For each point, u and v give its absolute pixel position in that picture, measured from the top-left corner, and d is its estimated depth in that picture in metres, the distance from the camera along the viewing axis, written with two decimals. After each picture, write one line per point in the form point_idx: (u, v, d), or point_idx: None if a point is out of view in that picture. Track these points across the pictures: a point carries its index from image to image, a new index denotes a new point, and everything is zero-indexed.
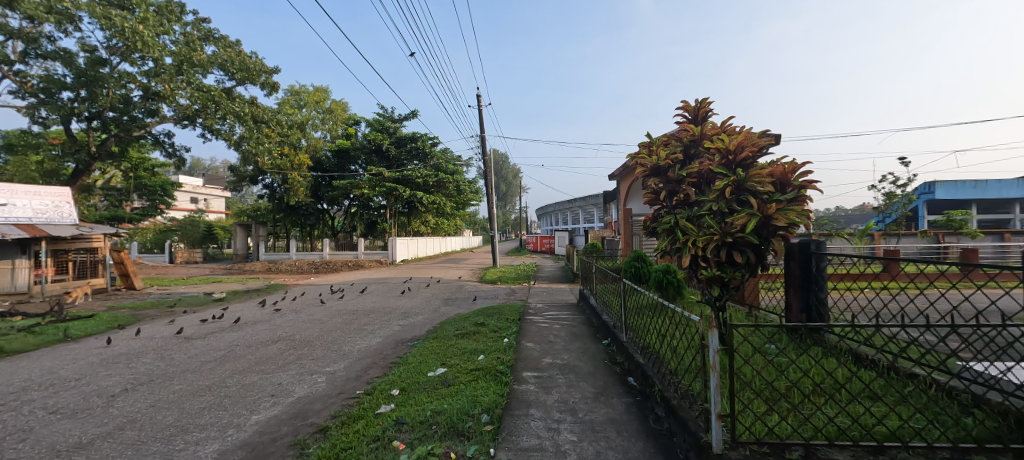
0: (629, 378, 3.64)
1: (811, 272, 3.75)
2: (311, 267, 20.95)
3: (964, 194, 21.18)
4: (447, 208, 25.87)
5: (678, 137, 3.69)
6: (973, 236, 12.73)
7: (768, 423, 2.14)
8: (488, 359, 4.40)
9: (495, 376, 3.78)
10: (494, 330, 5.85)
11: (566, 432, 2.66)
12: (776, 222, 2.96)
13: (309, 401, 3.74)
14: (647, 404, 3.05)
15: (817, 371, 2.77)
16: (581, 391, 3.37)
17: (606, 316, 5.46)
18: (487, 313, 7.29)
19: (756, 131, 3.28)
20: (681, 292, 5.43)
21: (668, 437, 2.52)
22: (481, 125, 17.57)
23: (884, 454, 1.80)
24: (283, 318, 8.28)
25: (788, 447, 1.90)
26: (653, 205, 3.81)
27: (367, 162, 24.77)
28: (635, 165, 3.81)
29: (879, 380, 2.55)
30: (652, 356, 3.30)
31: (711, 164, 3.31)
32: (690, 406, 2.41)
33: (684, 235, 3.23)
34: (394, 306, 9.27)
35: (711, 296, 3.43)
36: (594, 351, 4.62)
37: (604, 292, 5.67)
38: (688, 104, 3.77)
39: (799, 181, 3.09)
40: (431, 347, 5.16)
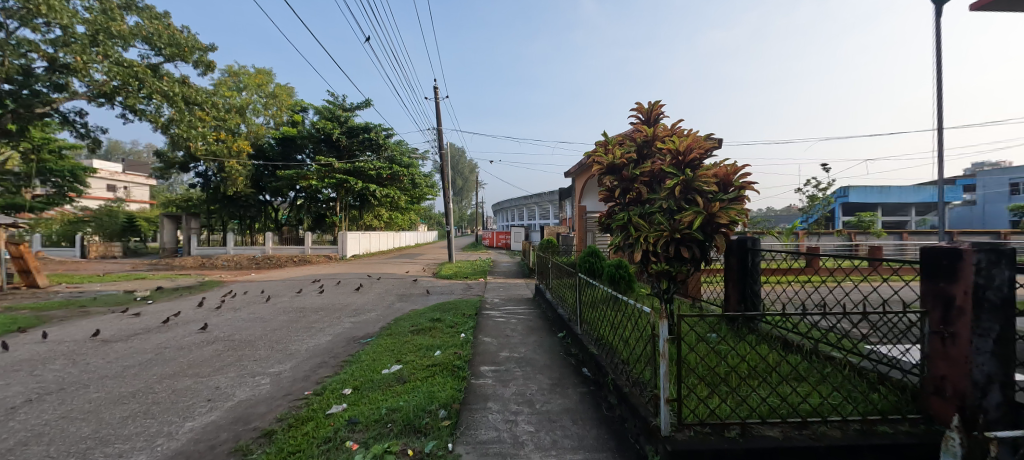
0: (583, 369, 3.76)
1: (747, 266, 4.06)
2: (251, 262, 19.57)
3: (872, 198, 24.01)
4: (401, 202, 25.22)
5: (632, 137, 3.80)
6: (878, 236, 14.39)
7: (710, 405, 2.31)
8: (445, 354, 4.35)
9: (452, 371, 3.76)
10: (450, 326, 5.79)
11: (523, 423, 2.71)
12: (719, 220, 3.18)
13: (251, 405, 3.50)
14: (600, 393, 3.17)
15: (752, 357, 2.99)
16: (537, 383, 3.43)
17: (561, 309, 5.58)
18: (442, 309, 7.19)
19: (703, 134, 3.48)
20: (632, 286, 5.67)
21: (620, 423, 2.65)
22: (439, 118, 17.25)
23: (807, 428, 2.02)
24: (220, 317, 7.66)
25: (727, 426, 2.06)
26: (607, 202, 3.91)
27: (315, 151, 23.34)
28: (592, 163, 3.90)
29: (803, 363, 2.83)
30: (605, 347, 3.41)
31: (662, 164, 3.47)
32: (641, 393, 2.51)
33: (636, 231, 3.39)
34: (346, 303, 8.88)
35: (660, 289, 3.59)
36: (550, 344, 4.72)
37: (559, 286, 5.78)
38: (642, 105, 3.90)
39: (739, 182, 3.33)
40: (386, 344, 5.01)
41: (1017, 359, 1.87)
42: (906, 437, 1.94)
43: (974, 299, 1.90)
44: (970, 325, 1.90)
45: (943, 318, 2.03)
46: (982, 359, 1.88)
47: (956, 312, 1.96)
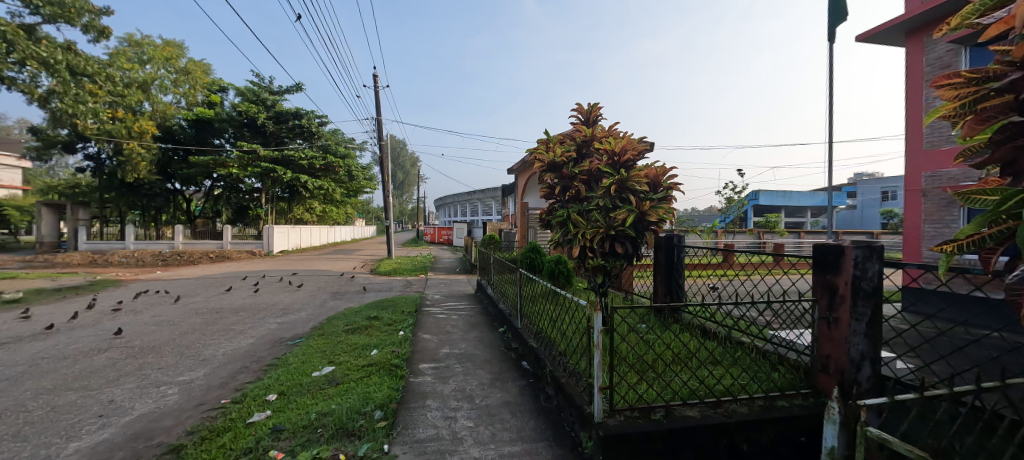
0: (523, 362, 3.83)
1: (673, 261, 4.33)
2: (156, 259, 17.30)
3: (778, 201, 27.13)
4: (336, 195, 23.78)
5: (572, 137, 3.90)
6: (780, 234, 16.32)
7: (638, 390, 2.46)
8: (382, 353, 4.19)
9: (389, 371, 3.63)
10: (388, 324, 5.59)
11: (462, 419, 2.69)
12: (649, 218, 3.40)
13: (155, 418, 3.11)
14: (538, 385, 3.25)
15: (676, 345, 3.22)
16: (478, 378, 3.44)
17: (502, 304, 5.63)
18: (380, 307, 6.90)
19: (637, 136, 3.68)
20: (570, 281, 5.84)
21: (556, 412, 2.74)
22: (379, 108, 16.46)
23: (720, 406, 2.23)
24: (116, 321, 6.68)
25: (652, 409, 2.21)
26: (548, 199, 3.98)
27: (237, 136, 21.16)
28: (534, 161, 3.97)
29: (719, 348, 3.11)
30: (544, 340, 3.48)
31: (599, 163, 3.62)
32: (577, 382, 2.60)
33: (574, 228, 3.53)
34: (272, 302, 8.18)
35: (596, 283, 3.73)
36: (490, 339, 4.74)
37: (500, 281, 5.82)
38: (582, 106, 4.02)
39: (667, 183, 3.57)
40: (317, 345, 4.70)
41: (883, 338, 2.22)
42: (799, 409, 2.24)
43: (853, 289, 2.22)
44: (849, 311, 2.22)
45: (829, 305, 2.35)
46: (856, 339, 2.22)
47: (839, 299, 2.28)
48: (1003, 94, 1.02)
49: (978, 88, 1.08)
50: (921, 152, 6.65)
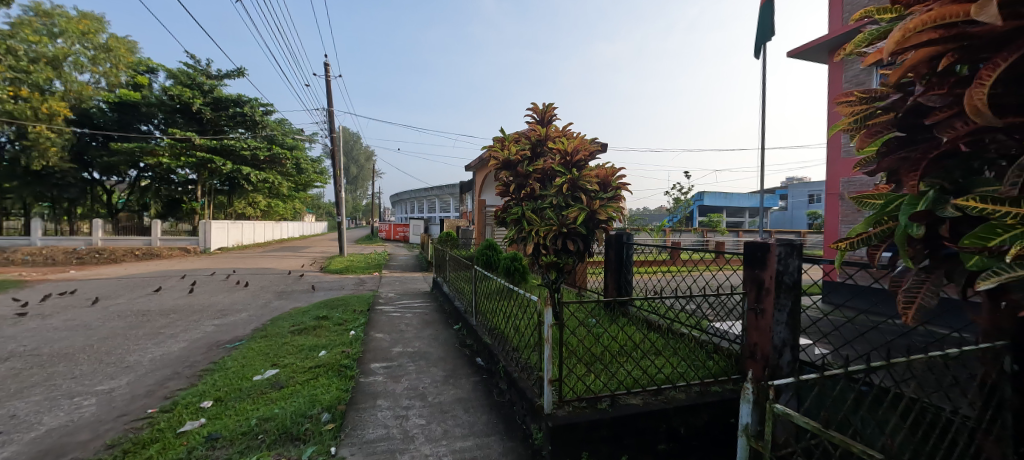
0: (477, 358, 3.85)
1: (623, 258, 4.51)
2: (69, 257, 15.43)
3: (720, 202, 29.06)
4: (282, 189, 22.43)
5: (527, 135, 3.96)
6: (722, 232, 17.51)
7: (587, 381, 2.56)
8: (331, 354, 4.03)
9: (338, 372, 3.51)
10: (339, 323, 5.38)
11: (415, 417, 2.67)
12: (599, 216, 3.53)
13: (67, 433, 2.80)
14: (492, 380, 3.29)
15: (622, 337, 3.37)
16: (431, 376, 3.42)
17: (457, 301, 5.62)
18: (330, 306, 6.62)
19: (588, 137, 3.78)
20: (525, 277, 5.92)
21: (509, 406, 2.79)
22: (330, 98, 15.69)
23: (661, 393, 2.38)
24: (20, 327, 5.91)
25: (599, 399, 2.31)
26: (503, 196, 4.02)
27: (168, 122, 19.32)
28: (489, 158, 4.00)
29: (662, 340, 3.29)
30: (498, 337, 3.50)
31: (553, 162, 3.71)
32: (528, 376, 2.67)
33: (529, 225, 3.61)
34: (208, 303, 7.58)
35: (549, 279, 3.82)
36: (445, 336, 4.72)
37: (456, 279, 5.79)
38: (536, 106, 4.08)
39: (617, 183, 3.72)
40: (259, 348, 4.44)
41: (801, 326, 2.46)
42: (730, 393, 2.44)
43: (775, 282, 2.44)
44: (773, 302, 2.44)
45: (756, 297, 2.57)
46: (778, 328, 2.46)
47: (765, 292, 2.50)
48: (887, 113, 1.20)
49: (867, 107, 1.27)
50: (840, 159, 7.40)
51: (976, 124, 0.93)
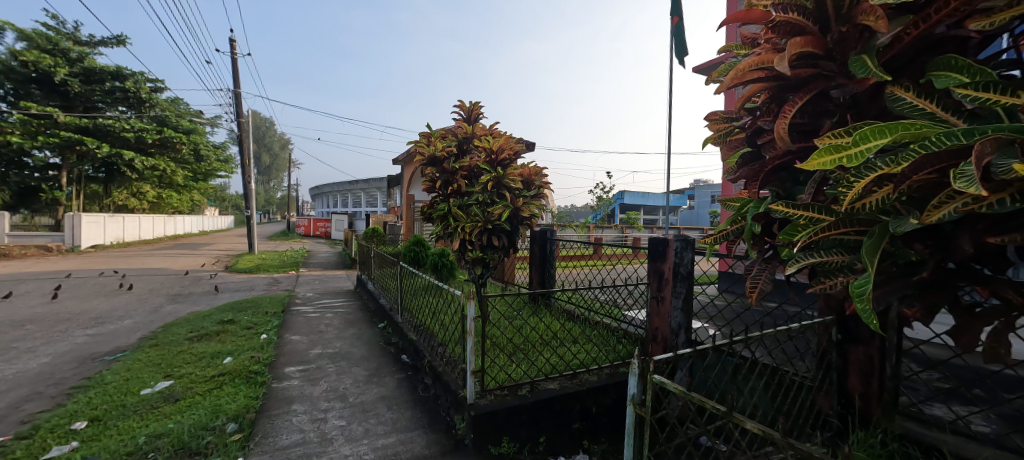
0: (402, 355, 3.81)
1: (547, 252, 4.72)
2: None
3: (638, 201, 31.42)
4: (177, 178, 19.64)
5: (454, 133, 3.99)
6: (638, 229, 19.01)
7: (510, 369, 2.69)
8: (238, 360, 3.70)
9: (246, 379, 3.24)
10: (248, 327, 4.93)
11: (334, 418, 2.59)
12: (522, 213, 3.67)
13: None
14: (416, 377, 3.29)
15: (544, 326, 3.55)
16: (353, 376, 3.31)
17: (383, 299, 5.46)
18: (237, 309, 6.01)
19: (514, 137, 3.90)
20: (453, 273, 5.93)
21: (434, 400, 2.82)
22: (237, 79, 14.08)
23: (576, 377, 2.59)
24: None
25: (519, 386, 2.45)
26: (430, 192, 4.02)
27: (18, 93, 15.83)
28: (415, 153, 3.98)
29: (580, 327, 3.52)
30: (423, 333, 3.49)
31: (478, 160, 3.78)
32: (452, 370, 2.73)
33: (455, 221, 3.66)
34: (80, 310, 6.46)
35: (476, 275, 3.90)
36: (369, 336, 4.57)
37: (381, 276, 5.62)
38: (464, 103, 4.12)
39: (539, 182, 3.88)
40: (148, 358, 3.91)
41: (694, 310, 2.82)
42: None
43: (673, 273, 2.78)
44: (671, 290, 2.78)
45: (658, 287, 2.89)
46: (675, 312, 2.78)
47: (664, 281, 2.83)
48: (741, 135, 1.47)
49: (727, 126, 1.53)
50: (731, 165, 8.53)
51: (782, 148, 1.19)
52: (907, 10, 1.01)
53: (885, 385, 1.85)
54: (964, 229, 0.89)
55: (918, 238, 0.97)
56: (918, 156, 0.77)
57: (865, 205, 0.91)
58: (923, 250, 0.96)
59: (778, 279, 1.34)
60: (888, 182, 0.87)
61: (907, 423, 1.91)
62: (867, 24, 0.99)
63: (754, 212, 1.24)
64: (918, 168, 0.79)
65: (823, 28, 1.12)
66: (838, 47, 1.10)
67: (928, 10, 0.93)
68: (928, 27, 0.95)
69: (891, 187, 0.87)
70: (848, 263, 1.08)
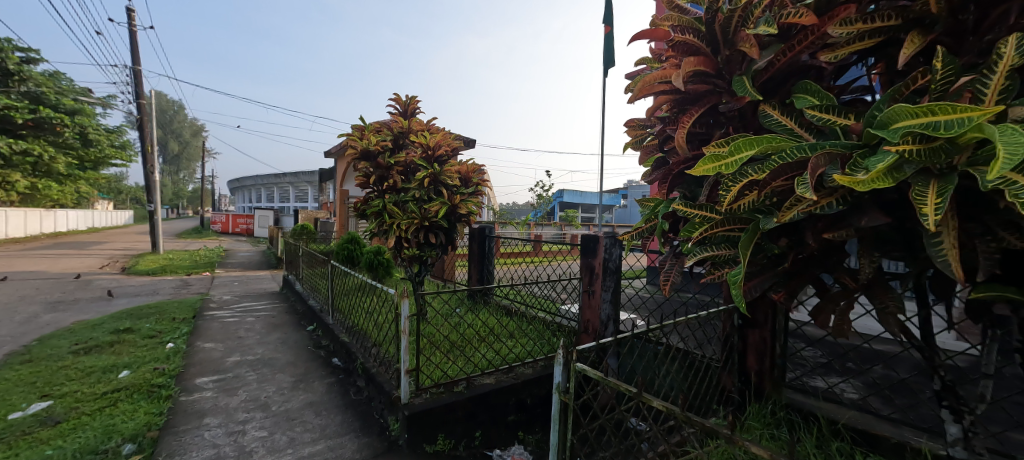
0: (334, 359, 3.64)
1: (485, 249, 4.74)
2: None
3: (577, 199, 32.59)
4: (58, 165, 16.77)
5: (389, 126, 3.86)
6: (576, 226, 19.76)
7: (446, 366, 2.69)
8: (139, 373, 3.28)
9: (148, 393, 2.89)
10: (150, 335, 4.38)
11: (253, 430, 2.40)
12: (460, 210, 3.65)
13: None
14: (348, 380, 3.16)
15: (481, 322, 3.57)
16: (276, 383, 3.09)
17: (312, 300, 5.14)
18: (136, 316, 5.31)
19: (451, 133, 3.86)
20: (389, 272, 5.76)
21: (367, 403, 2.74)
22: (137, 55, 12.34)
23: (511, 370, 2.66)
24: None
25: (456, 382, 2.46)
26: (364, 188, 3.87)
27: None
28: (347, 146, 3.80)
29: (518, 321, 3.59)
30: (356, 334, 3.36)
31: (414, 156, 3.70)
32: (386, 370, 2.66)
33: (390, 218, 3.55)
34: None
35: (412, 273, 3.83)
36: (296, 339, 4.28)
37: (310, 276, 5.29)
38: (400, 97, 4.00)
39: (477, 179, 3.89)
40: (18, 377, 3.32)
41: (621, 302, 3.01)
42: None
43: (602, 267, 2.96)
44: (601, 284, 2.94)
45: (589, 281, 3.04)
46: (604, 304, 2.95)
47: (595, 275, 2.99)
48: (652, 142, 1.61)
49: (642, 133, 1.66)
50: None
51: (681, 156, 1.33)
52: (780, 39, 1.18)
53: (775, 362, 2.13)
54: (808, 227, 1.00)
55: (782, 234, 1.09)
56: (775, 166, 0.90)
57: (739, 206, 1.04)
58: (786, 246, 1.08)
59: (684, 272, 1.48)
60: (756, 186, 1.00)
61: (793, 395, 2.21)
62: (745, 50, 1.15)
63: (662, 211, 1.35)
64: (774, 176, 0.92)
65: (713, 50, 1.27)
66: (725, 67, 1.26)
67: (792, 41, 1.09)
68: (792, 55, 1.11)
69: (758, 191, 1.00)
70: (732, 256, 1.22)
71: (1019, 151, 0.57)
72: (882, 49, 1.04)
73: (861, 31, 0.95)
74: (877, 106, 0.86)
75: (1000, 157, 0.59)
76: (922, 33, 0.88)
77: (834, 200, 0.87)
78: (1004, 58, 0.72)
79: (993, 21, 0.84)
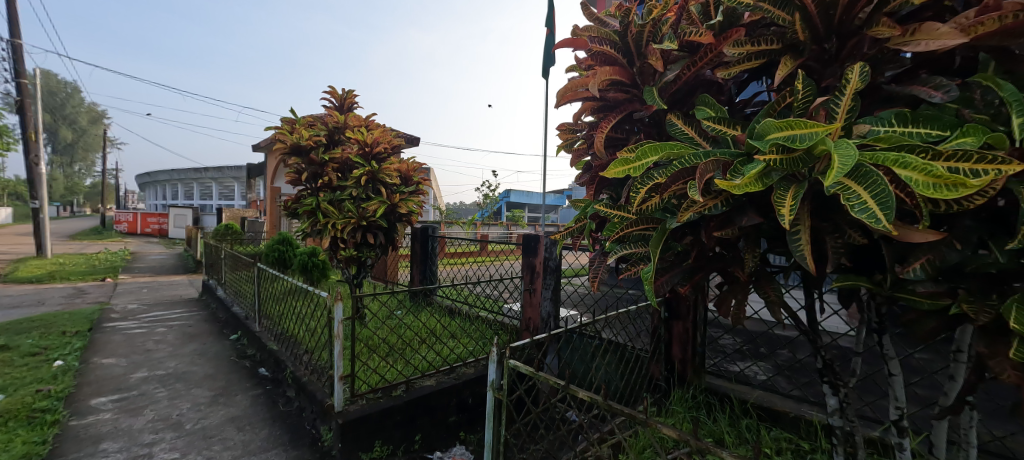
0: (261, 369, 3.39)
1: (428, 249, 4.66)
2: None
3: (523, 199, 33.04)
4: None
5: (323, 121, 3.67)
6: (521, 226, 20.03)
7: (384, 371, 2.61)
8: (15, 396, 2.82)
9: (28, 420, 2.49)
10: (32, 353, 3.78)
11: (162, 453, 2.17)
12: (400, 210, 3.54)
13: None
14: (277, 391, 2.96)
15: (422, 324, 3.49)
16: (192, 399, 2.81)
17: (237, 307, 4.74)
18: (13, 331, 4.55)
19: (391, 130, 3.75)
20: (325, 275, 5.47)
21: (297, 414, 2.59)
22: (16, 27, 10.58)
23: (452, 371, 2.64)
24: None
25: (394, 386, 2.39)
26: (295, 185, 3.65)
27: None
28: (275, 141, 3.55)
29: (460, 321, 3.57)
30: (285, 341, 3.16)
31: (351, 152, 3.55)
32: (318, 378, 2.52)
33: (324, 217, 3.39)
34: None
35: (350, 275, 3.67)
36: (216, 350, 3.92)
37: (234, 280, 4.88)
38: (335, 91, 3.81)
39: (418, 178, 3.80)
40: None
41: (560, 299, 3.11)
42: None
43: (542, 266, 3.03)
44: (541, 282, 3.02)
45: (530, 279, 3.11)
46: (545, 302, 3.03)
47: (536, 274, 3.06)
48: (581, 146, 1.68)
49: (572, 137, 1.73)
50: None
51: (602, 160, 1.40)
52: (685, 56, 1.29)
53: (696, 351, 2.32)
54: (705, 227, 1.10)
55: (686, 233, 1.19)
56: (673, 171, 0.99)
57: (647, 207, 1.13)
58: (689, 244, 1.17)
59: (610, 269, 1.56)
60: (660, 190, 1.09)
61: (712, 380, 2.41)
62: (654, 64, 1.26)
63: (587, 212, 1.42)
64: (674, 180, 1.00)
65: (630, 62, 1.36)
66: (641, 78, 1.35)
67: (695, 58, 1.20)
68: (695, 71, 1.22)
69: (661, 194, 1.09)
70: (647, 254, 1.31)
71: (847, 161, 0.69)
72: (768, 69, 1.18)
73: (749, 51, 1.07)
74: (757, 120, 0.97)
75: (834, 166, 0.70)
76: (795, 58, 1.01)
77: (720, 202, 0.98)
78: (850, 83, 0.85)
79: (849, 51, 0.98)
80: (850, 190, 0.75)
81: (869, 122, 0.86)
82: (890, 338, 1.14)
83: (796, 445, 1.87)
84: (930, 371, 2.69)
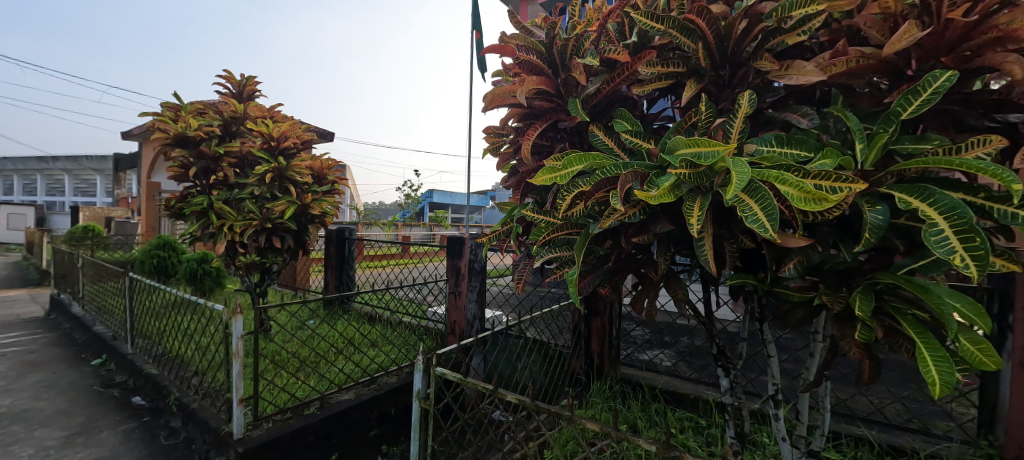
0: (135, 397, 2.87)
1: (345, 252, 4.35)
2: None
3: (447, 199, 32.48)
4: None
5: (216, 109, 3.22)
6: (445, 226, 19.66)
7: (294, 389, 2.37)
8: None
9: None
10: None
11: None
12: (312, 211, 3.24)
13: None
14: (157, 422, 2.53)
15: (338, 333, 3.24)
16: (35, 444, 2.27)
17: (100, 325, 3.94)
18: None
19: (301, 123, 3.41)
20: (220, 283, 4.81)
21: (185, 446, 2.23)
22: None
23: (373, 382, 2.49)
24: None
25: (307, 404, 2.18)
26: (181, 181, 3.16)
27: None
28: (153, 129, 3.03)
29: (381, 329, 3.39)
30: (167, 362, 2.71)
31: (252, 146, 3.16)
32: (212, 403, 2.20)
33: (218, 218, 2.98)
34: None
35: (251, 283, 3.28)
36: (72, 379, 3.22)
37: (96, 294, 4.06)
38: (232, 75, 3.36)
39: (333, 177, 3.52)
40: None
41: (486, 301, 3.12)
42: None
43: (468, 268, 3.00)
44: (467, 285, 2.99)
45: (455, 282, 3.05)
46: (470, 304, 3.01)
47: (461, 276, 3.02)
48: (508, 150, 1.69)
49: (499, 140, 1.74)
50: None
51: (528, 165, 1.43)
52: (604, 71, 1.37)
53: (612, 344, 2.50)
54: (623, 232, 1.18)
55: (607, 237, 1.27)
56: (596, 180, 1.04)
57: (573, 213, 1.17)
58: (609, 247, 1.25)
59: (534, 271, 1.59)
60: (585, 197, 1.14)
61: (627, 370, 2.61)
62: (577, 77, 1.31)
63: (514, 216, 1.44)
64: (597, 188, 1.05)
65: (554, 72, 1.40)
66: (564, 88, 1.40)
67: (614, 73, 1.28)
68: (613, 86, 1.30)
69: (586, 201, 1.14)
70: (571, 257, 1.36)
71: (743, 176, 0.78)
72: (675, 89, 1.30)
73: (660, 72, 1.17)
74: (667, 136, 1.07)
75: (733, 180, 0.80)
76: (697, 81, 1.13)
77: (638, 210, 1.05)
78: (741, 108, 0.98)
79: (739, 78, 1.13)
80: (745, 202, 0.85)
81: (755, 142, 0.99)
82: (768, 325, 1.33)
83: (695, 423, 2.11)
84: (794, 349, 3.23)
